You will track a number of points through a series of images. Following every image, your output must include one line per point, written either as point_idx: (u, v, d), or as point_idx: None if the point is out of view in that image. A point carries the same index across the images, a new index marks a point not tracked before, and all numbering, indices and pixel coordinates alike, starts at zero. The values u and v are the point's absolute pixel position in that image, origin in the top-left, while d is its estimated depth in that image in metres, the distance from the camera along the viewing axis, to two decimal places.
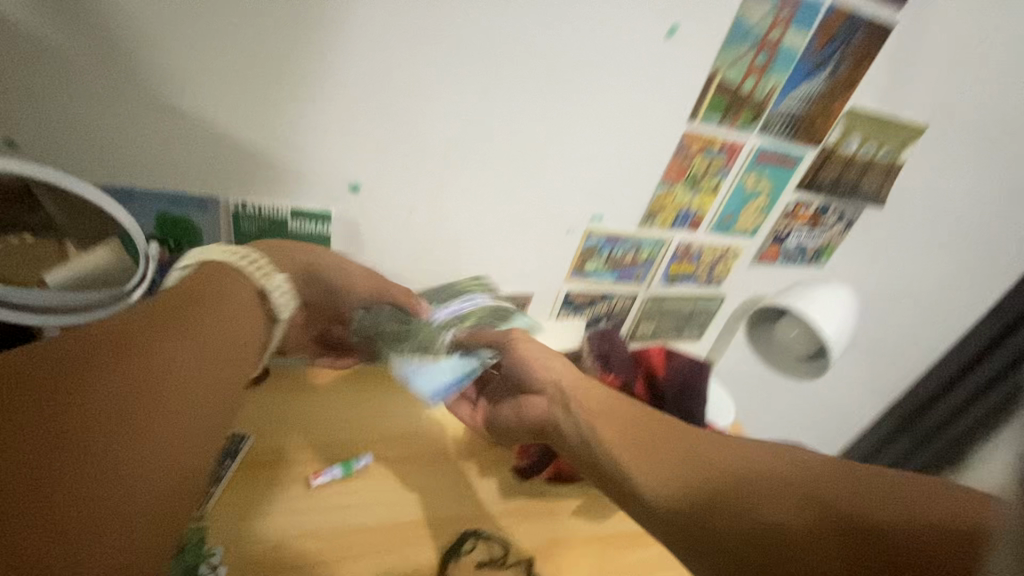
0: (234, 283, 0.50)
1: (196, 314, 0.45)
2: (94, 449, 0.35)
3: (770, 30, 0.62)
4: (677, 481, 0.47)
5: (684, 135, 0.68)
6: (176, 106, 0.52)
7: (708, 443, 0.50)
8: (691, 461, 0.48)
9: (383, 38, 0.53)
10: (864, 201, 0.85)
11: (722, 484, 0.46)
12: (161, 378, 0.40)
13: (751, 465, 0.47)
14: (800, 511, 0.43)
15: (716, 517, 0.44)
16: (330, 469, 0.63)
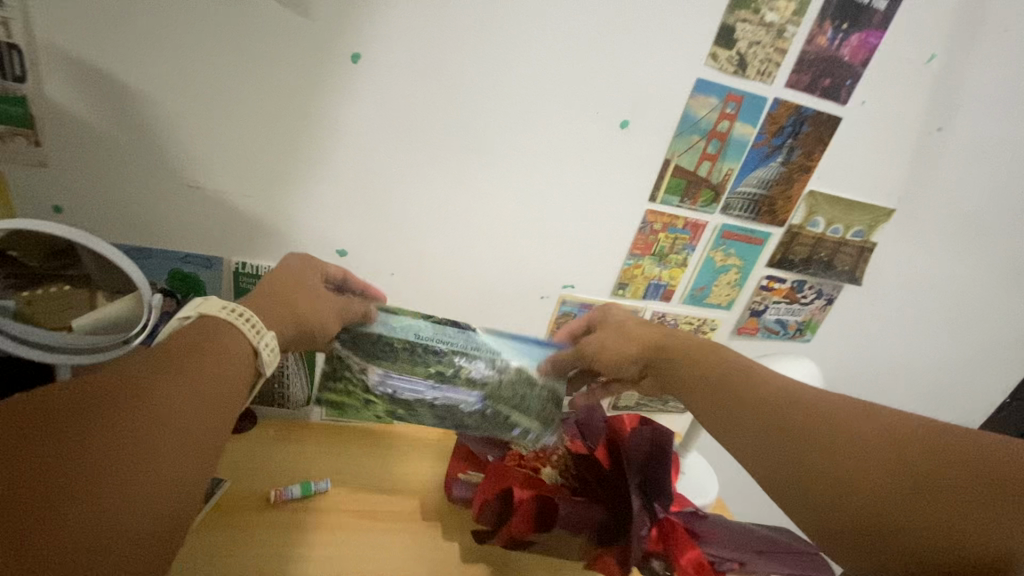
0: (222, 334, 0.47)
1: (195, 361, 0.43)
2: (73, 499, 0.32)
3: (717, 123, 0.69)
4: (768, 449, 0.51)
5: (647, 212, 0.74)
6: (193, 180, 0.62)
7: (769, 392, 0.54)
8: (768, 415, 0.52)
9: (370, 128, 0.63)
10: (840, 278, 0.87)
11: (754, 385, 0.57)
12: (161, 423, 0.38)
13: (857, 430, 0.48)
14: (882, 478, 0.45)
15: (754, 425, 0.54)
16: (289, 489, 0.67)
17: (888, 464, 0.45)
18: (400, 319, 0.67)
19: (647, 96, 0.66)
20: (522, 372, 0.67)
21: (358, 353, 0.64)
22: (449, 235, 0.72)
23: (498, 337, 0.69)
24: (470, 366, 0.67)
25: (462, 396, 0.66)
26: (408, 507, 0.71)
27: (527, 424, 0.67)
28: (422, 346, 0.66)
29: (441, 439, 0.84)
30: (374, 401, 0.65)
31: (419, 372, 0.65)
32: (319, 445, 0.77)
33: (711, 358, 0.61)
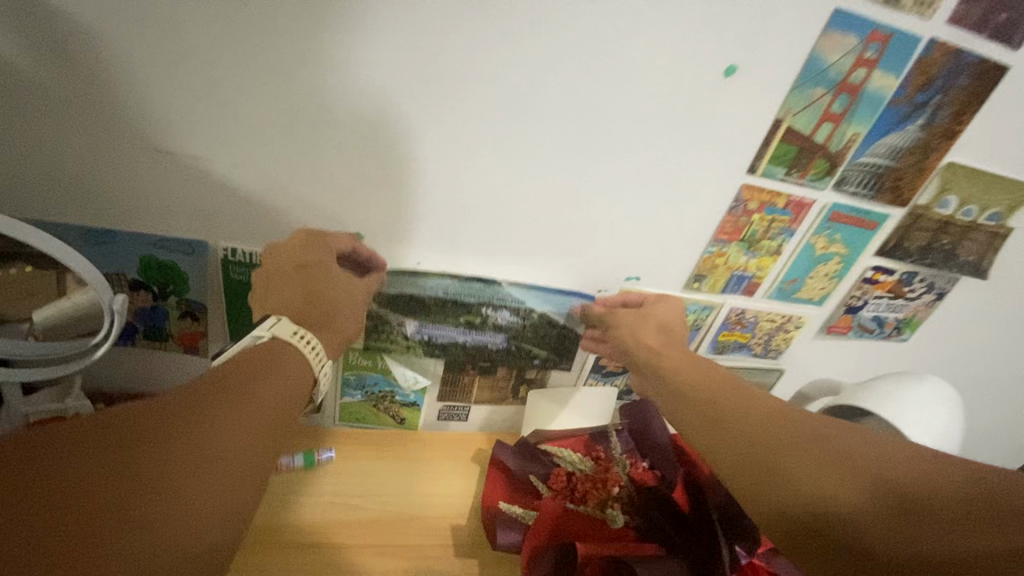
0: (292, 360, 0.43)
1: (258, 389, 0.39)
2: (129, 538, 0.29)
3: (851, 71, 0.52)
4: (769, 481, 0.42)
5: (741, 188, 0.58)
6: (162, 143, 0.47)
7: (766, 416, 0.46)
8: (764, 441, 0.44)
9: (394, 74, 0.46)
10: (960, 271, 0.71)
11: (726, 408, 0.48)
12: (241, 452, 0.36)
13: (870, 463, 0.40)
14: (914, 519, 0.36)
15: (744, 454, 0.44)
16: (294, 457, 0.63)
17: (886, 495, 0.38)
18: (426, 277, 0.59)
19: (764, 33, 0.49)
20: (545, 316, 0.65)
21: (394, 308, 0.60)
22: (490, 216, 0.57)
23: (529, 290, 0.63)
24: (496, 314, 0.63)
25: (489, 338, 0.65)
26: (438, 538, 0.60)
27: (543, 353, 0.68)
28: (450, 298, 0.61)
29: (472, 449, 0.72)
30: (410, 349, 0.64)
31: (450, 321, 0.62)
32: (333, 458, 0.66)
33: (715, 375, 0.53)
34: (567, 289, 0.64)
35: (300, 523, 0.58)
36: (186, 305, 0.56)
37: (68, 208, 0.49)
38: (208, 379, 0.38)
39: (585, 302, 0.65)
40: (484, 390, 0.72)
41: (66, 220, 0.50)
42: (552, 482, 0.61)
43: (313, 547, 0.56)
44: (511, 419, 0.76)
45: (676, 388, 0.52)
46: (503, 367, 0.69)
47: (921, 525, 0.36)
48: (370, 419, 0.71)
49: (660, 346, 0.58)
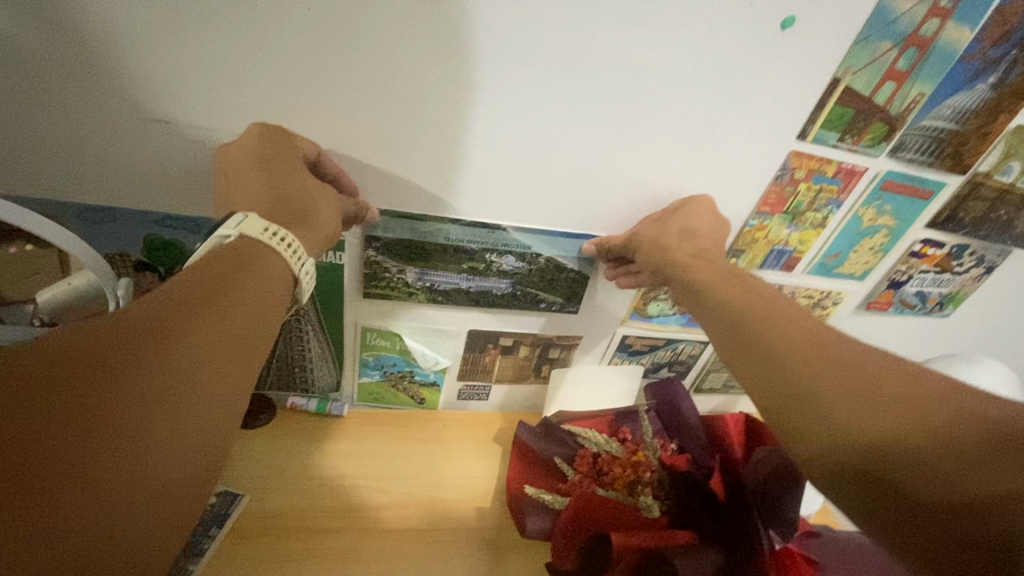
0: (265, 262, 0.38)
1: (229, 294, 0.35)
2: (115, 460, 0.26)
3: (923, 22, 0.47)
4: (790, 400, 0.37)
5: (788, 154, 0.54)
6: (154, 111, 0.43)
7: (800, 333, 0.41)
8: (795, 359, 0.39)
9: (411, 28, 0.42)
10: (1015, 243, 0.66)
11: (757, 318, 0.43)
12: (218, 365, 0.33)
13: (910, 392, 0.35)
14: (943, 458, 0.31)
15: (764, 365, 0.40)
16: (305, 401, 0.65)
17: (933, 435, 0.32)
18: (426, 222, 0.53)
19: None
20: (553, 260, 0.58)
21: (393, 256, 0.54)
22: (514, 188, 0.52)
23: (534, 234, 0.56)
24: (501, 260, 0.57)
25: (494, 284, 0.59)
26: (461, 522, 0.59)
27: (553, 298, 0.62)
28: (452, 245, 0.55)
29: (494, 429, 0.71)
30: (412, 296, 0.58)
31: (451, 267, 0.56)
32: (353, 440, 0.64)
33: (741, 293, 0.46)
34: (577, 233, 0.57)
35: (321, 507, 0.57)
36: None
37: (58, 185, 0.46)
38: (174, 292, 0.33)
39: (596, 244, 0.58)
40: (507, 369, 0.69)
41: (59, 197, 0.46)
42: (578, 465, 0.59)
43: (340, 533, 0.55)
44: (533, 398, 0.74)
45: None
46: (525, 346, 0.67)
47: (957, 470, 0.30)
48: (389, 399, 0.69)
49: (685, 274, 0.50)
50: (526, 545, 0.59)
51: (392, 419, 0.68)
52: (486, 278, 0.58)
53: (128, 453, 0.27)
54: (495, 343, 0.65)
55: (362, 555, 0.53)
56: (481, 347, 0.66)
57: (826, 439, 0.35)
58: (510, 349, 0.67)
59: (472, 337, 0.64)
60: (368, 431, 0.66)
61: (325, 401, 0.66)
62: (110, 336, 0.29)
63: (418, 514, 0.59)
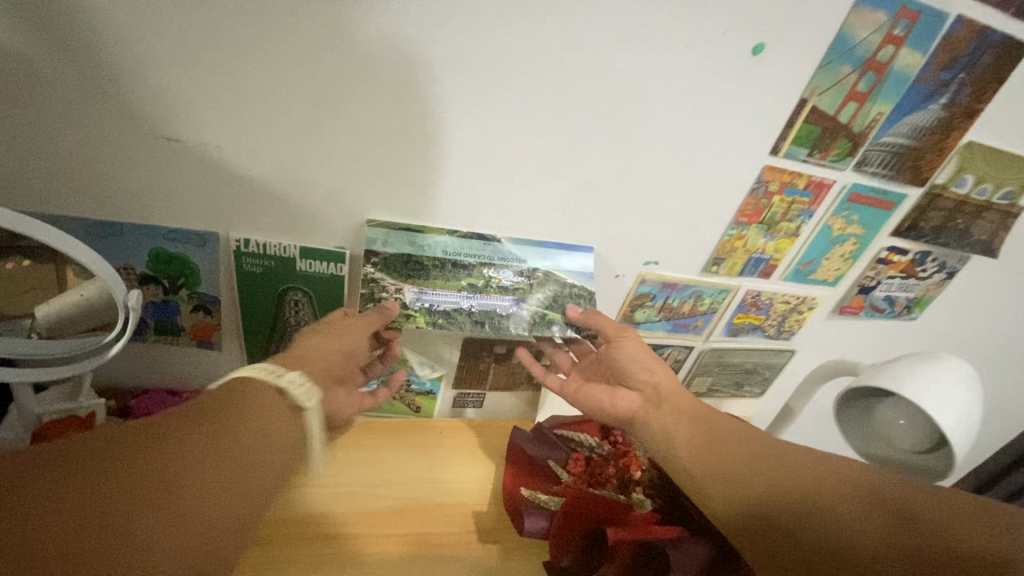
0: (257, 390, 0.38)
1: (231, 419, 0.35)
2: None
3: (879, 49, 0.51)
4: (800, 523, 0.45)
5: (763, 169, 0.57)
6: (166, 131, 0.45)
7: (725, 441, 0.52)
8: (787, 487, 0.47)
9: (413, 53, 0.44)
10: (972, 251, 0.71)
11: (738, 448, 0.51)
12: (212, 494, 0.31)
13: (895, 503, 0.44)
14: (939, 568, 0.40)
15: (765, 494, 0.47)
16: None
17: (924, 543, 0.41)
18: (423, 235, 0.56)
19: (794, 8, 0.47)
20: (551, 275, 0.60)
21: (391, 272, 0.55)
22: (508, 200, 0.55)
23: (527, 244, 0.59)
24: (499, 275, 0.59)
25: (496, 302, 0.59)
26: (459, 525, 0.61)
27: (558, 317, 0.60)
28: (450, 257, 0.57)
29: (489, 435, 0.72)
30: (410, 319, 0.57)
31: (451, 284, 0.57)
32: (351, 448, 0.65)
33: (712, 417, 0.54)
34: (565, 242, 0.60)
35: (323, 514, 0.58)
36: (197, 299, 0.54)
37: (70, 200, 0.47)
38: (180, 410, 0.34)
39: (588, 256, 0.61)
40: (501, 376, 0.71)
41: (69, 213, 0.48)
42: (571, 466, 0.62)
43: (343, 538, 0.56)
44: (526, 405, 0.75)
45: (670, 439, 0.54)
46: (518, 354, 0.69)
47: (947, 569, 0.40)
48: (386, 408, 0.70)
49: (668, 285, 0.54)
50: (523, 547, 0.60)
51: (389, 428, 0.69)
52: (489, 301, 0.59)
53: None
54: (490, 350, 0.67)
55: (365, 559, 0.55)
56: (476, 354, 0.67)
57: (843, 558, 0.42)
58: (504, 356, 0.68)
59: (467, 345, 0.66)
60: (366, 439, 0.67)
61: None
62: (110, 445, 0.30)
63: (418, 518, 0.60)
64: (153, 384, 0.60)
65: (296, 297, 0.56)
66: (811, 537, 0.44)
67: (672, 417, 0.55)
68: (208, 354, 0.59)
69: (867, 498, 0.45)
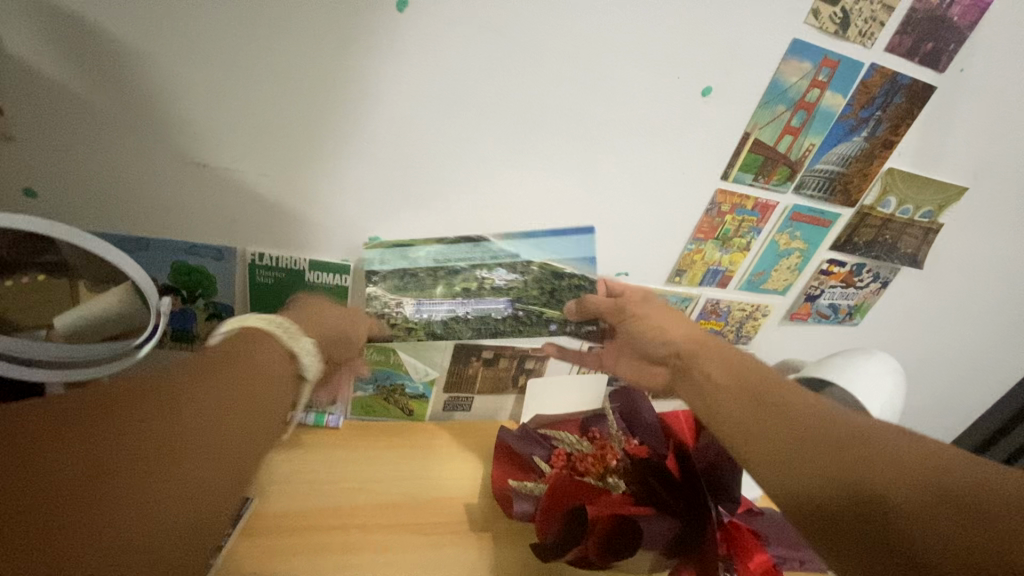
0: (268, 350, 0.42)
1: (241, 376, 0.39)
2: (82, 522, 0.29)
3: (807, 91, 0.61)
4: (814, 476, 0.47)
5: (716, 191, 0.66)
6: (195, 157, 0.51)
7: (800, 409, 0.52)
8: (803, 438, 0.49)
9: (414, 92, 0.52)
10: (901, 263, 0.81)
11: (765, 402, 0.53)
12: (199, 452, 0.34)
13: (908, 458, 0.45)
14: (944, 519, 0.41)
15: (784, 446, 0.50)
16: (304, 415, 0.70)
17: (934, 495, 0.42)
18: (415, 247, 0.62)
19: (734, 58, 0.57)
20: (547, 266, 0.66)
21: (390, 287, 0.62)
22: (496, 218, 0.62)
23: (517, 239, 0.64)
24: (493, 276, 0.64)
25: (492, 306, 0.66)
26: (451, 517, 0.66)
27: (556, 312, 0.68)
28: (441, 264, 0.62)
29: (477, 436, 0.78)
30: (415, 331, 0.66)
31: (446, 291, 0.64)
32: (349, 449, 0.70)
33: (749, 369, 0.57)
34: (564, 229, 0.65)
35: (325, 508, 0.62)
36: (212, 308, 0.60)
37: (103, 218, 0.53)
38: (190, 363, 0.38)
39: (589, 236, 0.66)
40: (488, 380, 0.77)
41: (102, 230, 0.53)
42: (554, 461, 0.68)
43: (344, 529, 0.61)
44: (511, 408, 0.81)
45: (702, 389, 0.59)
46: (504, 358, 0.75)
47: (956, 518, 0.41)
48: (380, 411, 0.75)
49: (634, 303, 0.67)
50: (510, 534, 0.66)
51: (384, 431, 0.74)
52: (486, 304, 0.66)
53: (120, 550, 0.29)
54: (478, 356, 0.73)
55: (366, 548, 0.59)
56: (465, 359, 0.73)
57: (852, 511, 0.44)
58: (491, 361, 0.75)
59: (457, 351, 0.72)
60: (363, 441, 0.72)
61: (322, 414, 0.71)
62: (119, 394, 0.34)
63: (413, 510, 0.65)
64: None
65: None
66: (824, 489, 0.46)
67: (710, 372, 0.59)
68: None
69: (881, 450, 0.46)
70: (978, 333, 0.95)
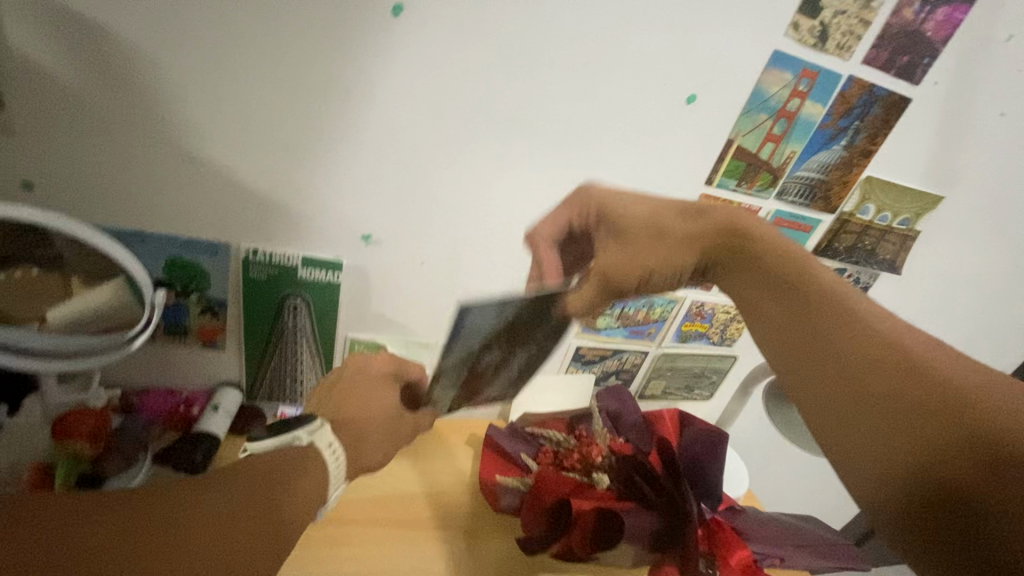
0: (313, 468, 0.43)
1: (285, 482, 0.41)
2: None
3: (788, 101, 0.63)
4: (851, 405, 0.44)
5: (700, 196, 0.68)
6: (192, 155, 0.52)
7: (863, 335, 0.45)
8: (854, 359, 0.45)
9: (408, 94, 0.54)
10: (880, 268, 0.84)
11: (819, 311, 0.48)
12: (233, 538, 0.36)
13: (972, 401, 0.39)
14: (990, 470, 0.37)
15: (830, 368, 0.46)
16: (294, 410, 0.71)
17: (988, 441, 0.37)
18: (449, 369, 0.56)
19: (717, 67, 0.59)
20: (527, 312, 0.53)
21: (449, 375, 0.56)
22: (487, 218, 0.64)
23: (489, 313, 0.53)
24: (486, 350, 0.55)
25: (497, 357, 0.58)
26: (439, 512, 0.67)
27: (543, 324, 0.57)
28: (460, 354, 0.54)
29: (465, 434, 0.79)
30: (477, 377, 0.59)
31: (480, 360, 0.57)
32: None
33: (799, 267, 0.51)
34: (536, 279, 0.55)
35: None
36: (206, 303, 0.61)
37: (100, 213, 0.54)
38: (243, 465, 0.41)
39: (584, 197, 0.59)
40: None
41: (98, 224, 0.54)
42: (541, 458, 0.69)
43: (332, 523, 0.61)
44: (500, 406, 0.83)
45: (743, 281, 0.53)
46: None
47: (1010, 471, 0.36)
48: None
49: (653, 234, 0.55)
50: (497, 530, 0.67)
51: None
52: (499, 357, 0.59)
53: None
54: None
55: (354, 541, 0.60)
56: None
57: (885, 444, 0.41)
58: None
59: None
60: None
61: None
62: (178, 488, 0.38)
63: (400, 506, 0.66)
64: (154, 384, 0.66)
65: (295, 302, 0.63)
66: (860, 420, 0.43)
67: (759, 270, 0.52)
68: (210, 356, 0.65)
69: (942, 388, 0.41)
70: (956, 339, 0.98)
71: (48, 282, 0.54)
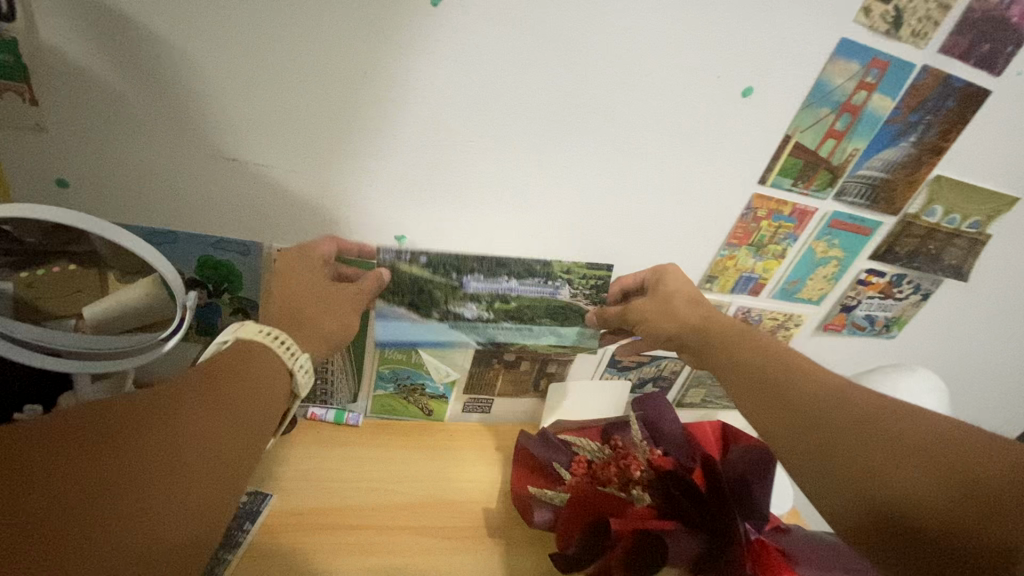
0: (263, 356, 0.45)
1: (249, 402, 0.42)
2: (83, 532, 0.31)
3: (854, 93, 0.58)
4: (826, 474, 0.44)
5: (752, 196, 0.64)
6: (226, 153, 0.51)
7: (819, 401, 0.47)
8: (820, 428, 0.45)
9: (445, 89, 0.51)
10: (944, 275, 0.77)
11: (770, 380, 0.50)
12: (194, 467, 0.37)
13: (935, 451, 0.41)
14: (963, 521, 0.38)
15: (797, 441, 0.46)
16: (324, 411, 0.70)
17: (961, 490, 0.39)
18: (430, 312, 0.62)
19: (778, 58, 0.55)
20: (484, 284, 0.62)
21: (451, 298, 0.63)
22: (523, 218, 0.61)
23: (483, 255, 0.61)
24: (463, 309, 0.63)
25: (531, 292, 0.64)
26: (469, 520, 0.65)
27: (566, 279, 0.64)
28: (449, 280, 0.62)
29: (495, 439, 0.76)
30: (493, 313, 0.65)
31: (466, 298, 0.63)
32: (368, 447, 0.70)
33: (754, 339, 0.55)
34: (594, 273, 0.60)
35: (343, 507, 0.62)
36: (237, 303, 0.60)
37: (134, 211, 0.53)
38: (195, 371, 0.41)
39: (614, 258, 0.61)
40: (509, 382, 0.75)
41: (132, 223, 0.54)
42: (575, 468, 0.66)
43: (361, 529, 0.60)
44: (531, 411, 0.80)
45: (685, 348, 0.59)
46: (526, 361, 0.73)
47: (981, 513, 0.38)
48: (400, 411, 0.74)
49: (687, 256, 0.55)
50: (528, 542, 0.64)
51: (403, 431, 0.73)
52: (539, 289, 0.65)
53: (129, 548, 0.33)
54: (499, 358, 0.71)
55: (383, 548, 0.59)
56: (487, 361, 0.72)
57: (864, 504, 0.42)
58: (513, 363, 0.72)
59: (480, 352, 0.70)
60: (381, 440, 0.71)
61: (343, 411, 0.71)
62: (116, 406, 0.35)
63: (429, 512, 0.64)
64: None
65: None
66: (837, 484, 0.44)
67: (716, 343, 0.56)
68: None
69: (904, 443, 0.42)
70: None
71: (81, 279, 0.53)
